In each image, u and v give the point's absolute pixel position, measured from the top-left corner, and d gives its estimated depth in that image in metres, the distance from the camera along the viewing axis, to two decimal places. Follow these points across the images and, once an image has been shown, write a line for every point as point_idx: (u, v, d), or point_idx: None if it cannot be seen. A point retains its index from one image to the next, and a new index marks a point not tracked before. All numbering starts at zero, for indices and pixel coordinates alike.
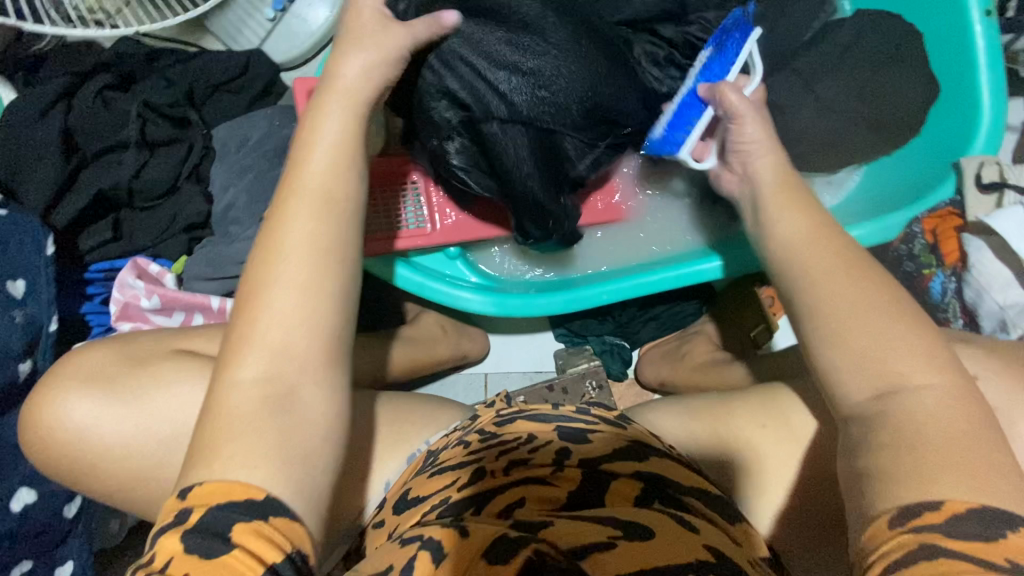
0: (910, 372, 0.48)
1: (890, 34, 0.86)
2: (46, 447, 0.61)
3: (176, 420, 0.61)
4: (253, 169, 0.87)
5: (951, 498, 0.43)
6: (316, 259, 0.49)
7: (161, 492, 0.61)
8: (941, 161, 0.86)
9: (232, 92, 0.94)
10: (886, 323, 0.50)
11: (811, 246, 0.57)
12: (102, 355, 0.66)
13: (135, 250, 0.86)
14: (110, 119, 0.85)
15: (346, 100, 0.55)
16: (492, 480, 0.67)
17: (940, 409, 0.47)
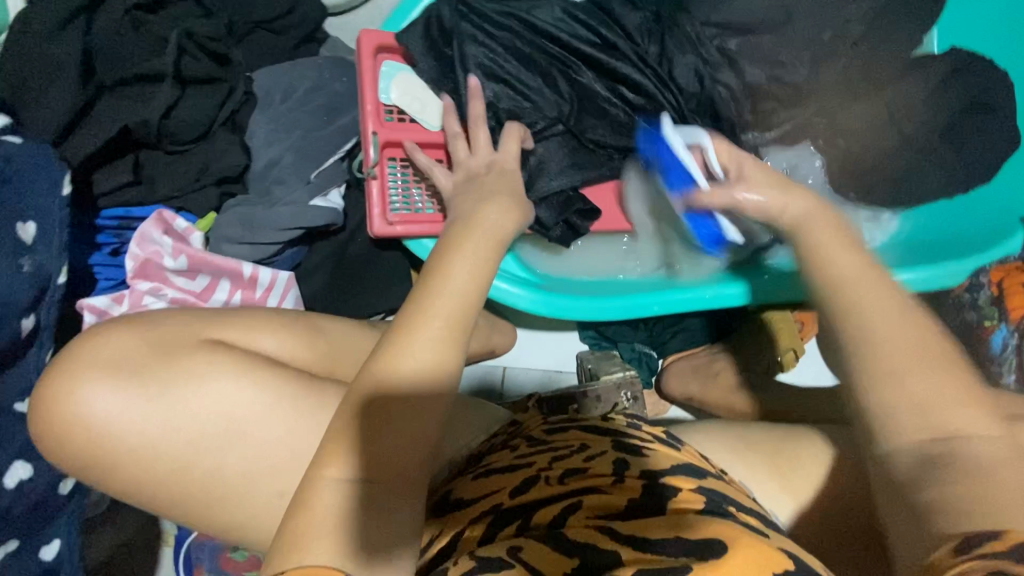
0: (958, 417, 0.44)
1: (985, 77, 0.84)
2: (59, 436, 0.52)
3: (219, 408, 0.55)
4: (299, 126, 0.79)
5: (1014, 529, 0.38)
6: (423, 371, 0.49)
7: (197, 488, 0.54)
8: (1008, 215, 0.86)
9: (275, 32, 0.83)
10: (947, 383, 0.45)
11: (864, 293, 0.49)
12: (130, 338, 0.56)
13: (156, 201, 0.76)
14: (138, 45, 0.73)
15: (486, 235, 0.60)
16: (545, 488, 0.57)
17: (995, 456, 0.43)
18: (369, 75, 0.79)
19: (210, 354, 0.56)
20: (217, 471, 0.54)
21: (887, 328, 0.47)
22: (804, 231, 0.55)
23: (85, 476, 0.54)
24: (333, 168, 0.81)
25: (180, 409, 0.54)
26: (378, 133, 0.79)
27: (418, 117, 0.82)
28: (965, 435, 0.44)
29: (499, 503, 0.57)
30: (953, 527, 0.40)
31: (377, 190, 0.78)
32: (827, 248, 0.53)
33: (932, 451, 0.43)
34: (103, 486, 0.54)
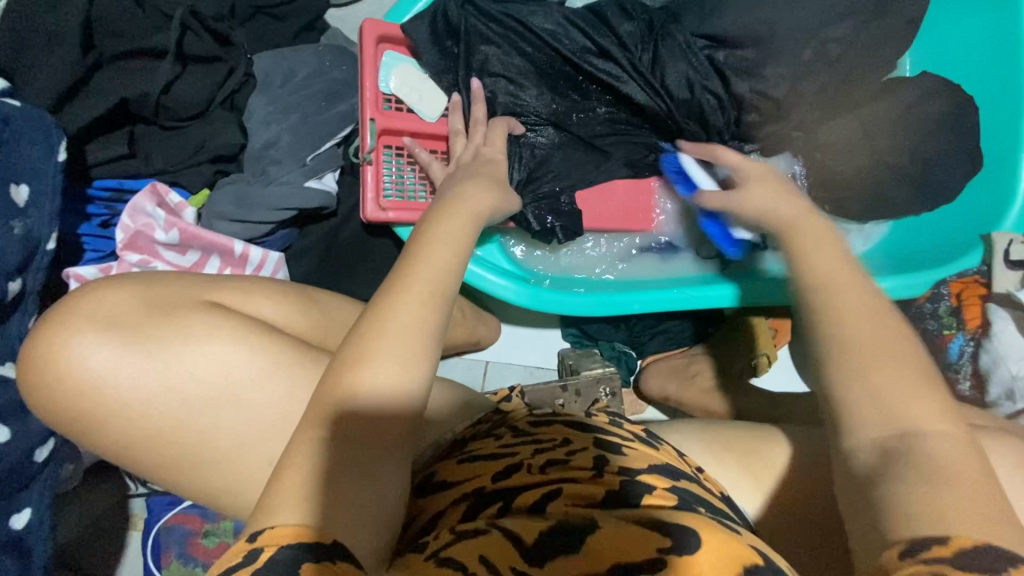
0: (921, 417, 0.46)
1: (953, 102, 0.89)
2: (48, 394, 0.53)
3: (206, 375, 0.55)
4: (298, 109, 0.80)
5: (959, 533, 0.39)
6: (408, 333, 0.50)
7: (184, 453, 0.55)
8: (970, 231, 0.90)
9: (277, 18, 0.85)
10: (914, 382, 0.47)
11: (844, 302, 0.51)
12: (121, 300, 0.56)
13: (150, 174, 0.77)
14: (142, 20, 0.74)
15: (474, 218, 0.63)
16: (527, 476, 0.59)
17: (947, 459, 0.44)
18: (369, 64, 0.80)
19: (201, 319, 0.57)
20: (204, 437, 0.55)
21: (851, 329, 0.49)
22: (799, 230, 0.60)
23: (72, 436, 0.55)
24: (329, 153, 0.82)
25: (169, 376, 0.54)
26: (376, 120, 0.80)
27: (415, 107, 0.85)
28: (923, 432, 0.45)
29: (482, 486, 0.58)
30: (911, 529, 0.41)
31: (371, 175, 0.80)
32: (813, 247, 0.57)
33: (891, 447, 0.45)
34: (90, 447, 0.55)
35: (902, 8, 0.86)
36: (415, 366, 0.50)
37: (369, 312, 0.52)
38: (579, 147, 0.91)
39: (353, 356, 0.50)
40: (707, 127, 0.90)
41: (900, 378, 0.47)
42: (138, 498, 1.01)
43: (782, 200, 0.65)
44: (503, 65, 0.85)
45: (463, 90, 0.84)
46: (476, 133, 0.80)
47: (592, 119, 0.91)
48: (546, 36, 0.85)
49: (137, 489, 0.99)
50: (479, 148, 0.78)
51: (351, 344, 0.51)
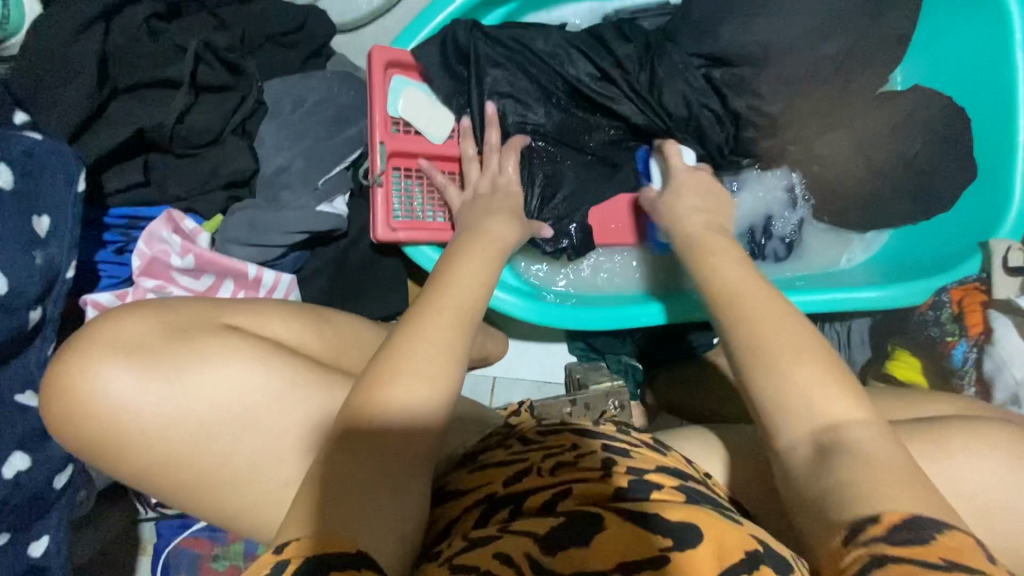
0: (839, 409, 0.50)
1: (947, 113, 0.91)
2: (71, 422, 0.53)
3: (228, 399, 0.57)
4: (310, 134, 0.82)
5: (887, 511, 0.42)
6: (434, 349, 0.53)
7: (207, 474, 0.56)
8: (968, 238, 0.91)
9: (285, 46, 0.87)
10: (829, 379, 0.51)
11: (754, 306, 0.56)
12: (143, 324, 0.57)
13: (165, 201, 0.78)
14: (157, 53, 0.77)
15: (493, 244, 0.68)
16: (537, 479, 0.59)
17: (873, 444, 0.47)
18: (378, 89, 0.82)
19: (221, 341, 0.58)
20: (225, 458, 0.56)
21: (768, 330, 0.54)
22: (704, 244, 0.67)
23: (93, 460, 0.55)
24: (339, 176, 0.84)
25: (194, 398, 0.55)
26: (386, 143, 0.82)
27: (423, 129, 0.86)
28: (844, 422, 0.49)
29: (493, 492, 0.59)
30: (844, 513, 0.44)
31: (382, 198, 0.82)
32: (716, 262, 0.63)
33: (823, 438, 0.49)
34: (112, 471, 0.56)
35: (894, 21, 0.88)
36: (440, 385, 0.52)
37: (394, 335, 0.55)
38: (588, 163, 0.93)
39: (379, 376, 0.52)
40: (710, 142, 0.92)
41: (827, 380, 0.51)
42: (147, 523, 1.01)
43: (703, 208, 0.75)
44: (510, 86, 0.87)
45: (469, 112, 0.87)
46: (489, 158, 0.83)
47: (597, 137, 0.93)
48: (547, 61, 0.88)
49: (147, 513, 1.00)
50: (496, 178, 0.81)
51: (376, 366, 0.53)
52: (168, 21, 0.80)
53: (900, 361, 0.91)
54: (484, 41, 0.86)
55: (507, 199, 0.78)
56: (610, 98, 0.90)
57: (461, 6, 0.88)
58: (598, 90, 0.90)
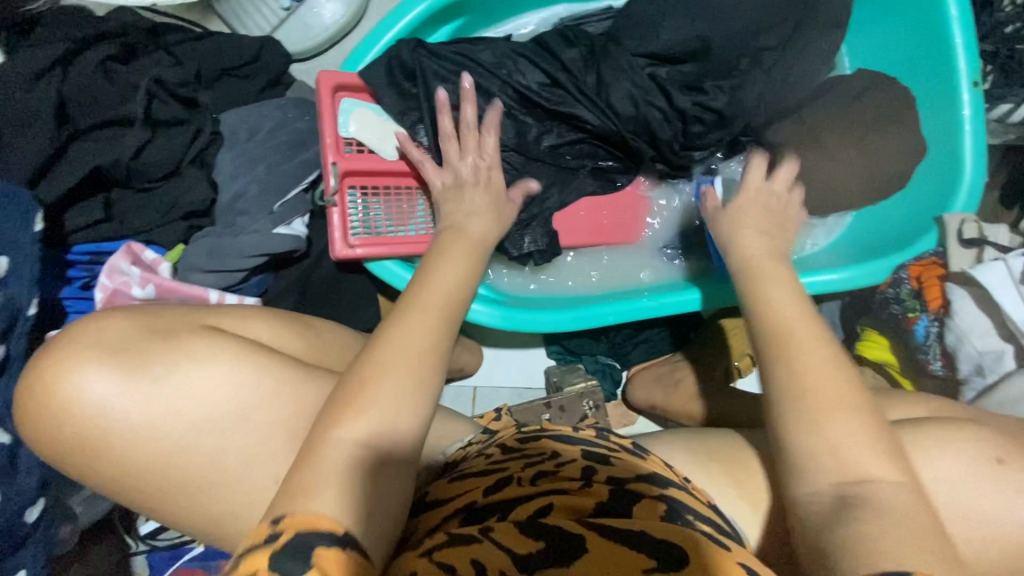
0: (875, 470, 0.49)
1: (891, 94, 0.92)
2: (53, 422, 0.55)
3: (207, 405, 0.58)
4: (264, 160, 0.84)
5: (919, 571, 0.42)
6: (410, 370, 0.55)
7: (171, 480, 0.58)
8: (926, 214, 0.92)
9: (241, 78, 0.91)
10: (870, 440, 0.51)
11: (804, 342, 0.56)
12: (124, 325, 0.61)
13: (127, 235, 0.80)
14: (111, 93, 0.80)
15: (468, 255, 0.71)
16: (518, 488, 0.61)
17: (903, 507, 0.47)
18: (327, 111, 0.84)
19: (192, 346, 0.60)
20: (192, 464, 0.58)
21: (814, 378, 0.53)
22: (762, 266, 0.68)
23: (65, 465, 0.57)
24: (297, 199, 0.86)
25: (167, 406, 0.57)
26: (338, 163, 0.84)
27: (377, 148, 0.88)
28: (875, 478, 0.49)
29: (473, 500, 0.60)
30: (860, 566, 0.43)
31: (338, 217, 0.84)
32: (764, 286, 0.64)
33: (848, 492, 0.49)
34: (79, 475, 0.58)
35: (823, 13, 0.92)
36: (415, 404, 0.55)
37: (369, 348, 0.58)
38: (544, 169, 0.96)
39: (351, 395, 0.54)
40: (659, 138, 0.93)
41: (863, 432, 0.51)
42: (139, 558, 1.02)
43: (760, 239, 0.73)
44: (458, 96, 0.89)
45: (421, 127, 0.89)
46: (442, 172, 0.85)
47: (550, 142, 0.95)
48: (491, 73, 0.91)
49: (138, 547, 1.01)
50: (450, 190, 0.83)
51: (348, 386, 0.55)
52: (124, 63, 0.84)
53: (871, 344, 0.92)
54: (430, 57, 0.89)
55: (458, 211, 0.80)
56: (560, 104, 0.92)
57: (406, 26, 0.90)
58: (546, 97, 0.92)
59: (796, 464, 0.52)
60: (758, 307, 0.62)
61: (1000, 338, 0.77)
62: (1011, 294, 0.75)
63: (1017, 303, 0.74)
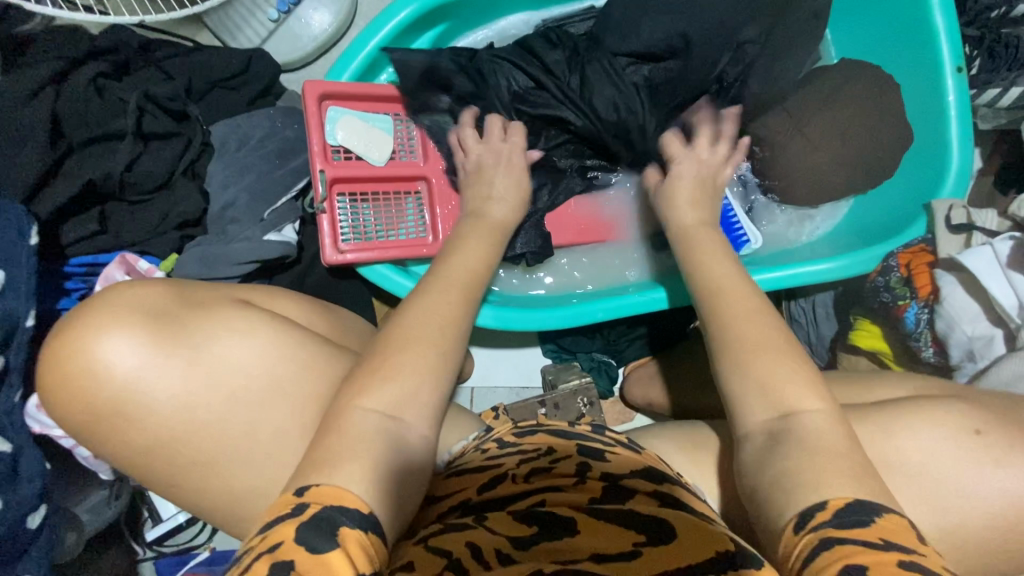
0: (799, 399, 0.53)
1: (874, 82, 0.92)
2: (80, 382, 0.59)
3: (228, 374, 0.63)
4: (254, 169, 0.86)
5: (836, 496, 0.45)
6: (428, 348, 0.60)
7: (193, 436, 0.62)
8: (915, 202, 0.92)
9: (230, 90, 0.93)
10: (789, 371, 0.54)
11: (733, 304, 0.61)
12: (155, 293, 0.66)
13: (122, 246, 0.82)
14: (104, 108, 0.82)
15: (489, 237, 0.78)
16: (512, 485, 0.62)
17: (827, 430, 0.51)
18: (314, 120, 0.85)
19: (227, 315, 0.67)
20: (215, 422, 0.62)
21: (745, 332, 0.58)
22: (695, 238, 0.74)
23: (88, 419, 0.61)
24: (287, 207, 0.87)
25: (200, 366, 0.62)
26: (326, 171, 0.85)
27: (364, 154, 0.89)
28: (803, 412, 0.52)
29: (467, 498, 0.62)
30: (788, 504, 0.47)
31: (327, 223, 0.85)
32: (703, 260, 0.70)
33: (775, 428, 0.52)
34: (101, 432, 0.61)
35: (803, 5, 0.92)
36: (427, 381, 0.58)
37: (389, 330, 0.62)
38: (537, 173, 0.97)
39: (369, 374, 0.57)
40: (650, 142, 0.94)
41: (793, 373, 0.54)
42: (147, 563, 1.04)
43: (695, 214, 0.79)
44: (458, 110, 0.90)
45: None
46: None
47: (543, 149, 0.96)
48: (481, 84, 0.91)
49: (145, 553, 1.03)
50: None
51: (357, 375, 0.58)
52: (116, 79, 0.86)
53: (864, 332, 0.91)
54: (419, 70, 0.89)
55: None
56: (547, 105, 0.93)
57: (390, 32, 0.92)
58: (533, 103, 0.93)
59: (734, 409, 0.56)
60: (697, 275, 0.68)
61: (989, 323, 0.77)
62: (999, 279, 0.76)
63: (1005, 287, 0.75)
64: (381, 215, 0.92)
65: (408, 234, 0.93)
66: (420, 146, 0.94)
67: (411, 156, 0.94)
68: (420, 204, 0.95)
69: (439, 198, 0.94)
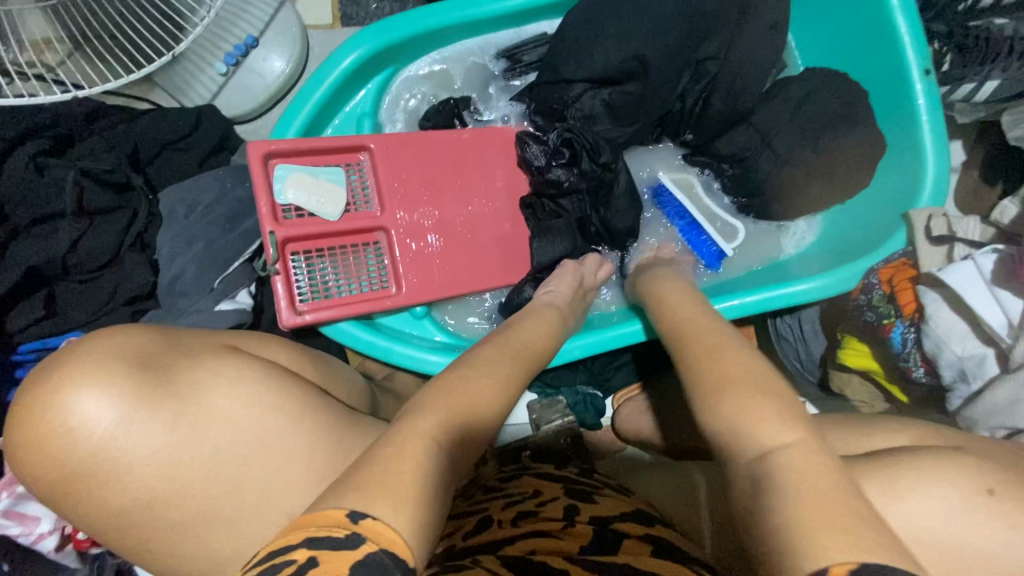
0: (769, 434, 0.46)
1: (838, 91, 0.88)
2: (46, 446, 0.52)
3: (219, 438, 0.56)
4: (202, 237, 0.83)
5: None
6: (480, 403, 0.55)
7: (172, 498, 0.54)
8: (894, 210, 0.87)
9: (180, 151, 0.90)
10: (765, 406, 0.48)
11: (703, 344, 0.57)
12: (141, 339, 0.59)
13: (70, 328, 0.79)
14: (42, 187, 0.80)
15: None
16: (499, 529, 0.59)
17: (804, 466, 0.44)
18: (260, 181, 0.82)
19: (221, 366, 0.60)
20: (198, 480, 0.55)
21: (717, 364, 0.53)
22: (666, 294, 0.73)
23: (58, 481, 0.52)
24: (239, 271, 0.84)
25: (187, 421, 0.55)
26: (276, 232, 0.83)
27: (317, 210, 0.86)
28: (779, 449, 0.45)
29: (452, 545, 0.59)
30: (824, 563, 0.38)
31: (281, 286, 0.83)
32: (668, 305, 0.71)
33: (758, 469, 0.45)
34: (68, 496, 0.53)
35: (761, 15, 0.89)
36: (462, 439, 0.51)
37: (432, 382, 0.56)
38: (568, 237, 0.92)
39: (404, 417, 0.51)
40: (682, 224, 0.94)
41: (770, 406, 0.48)
42: None
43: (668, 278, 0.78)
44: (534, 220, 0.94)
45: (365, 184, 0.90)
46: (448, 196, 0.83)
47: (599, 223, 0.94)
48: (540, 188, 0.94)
49: None
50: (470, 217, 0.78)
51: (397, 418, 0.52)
52: (58, 155, 0.83)
53: (850, 351, 0.86)
54: (434, 156, 0.92)
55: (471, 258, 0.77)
56: (528, 151, 0.93)
57: (335, 84, 0.89)
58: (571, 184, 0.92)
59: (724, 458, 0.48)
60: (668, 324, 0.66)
61: (979, 341, 0.72)
62: (985, 297, 0.71)
63: (993, 306, 0.71)
64: (341, 268, 0.89)
65: (371, 286, 0.90)
66: (375, 193, 0.90)
67: (367, 206, 0.90)
68: (381, 253, 0.90)
69: (399, 246, 0.90)
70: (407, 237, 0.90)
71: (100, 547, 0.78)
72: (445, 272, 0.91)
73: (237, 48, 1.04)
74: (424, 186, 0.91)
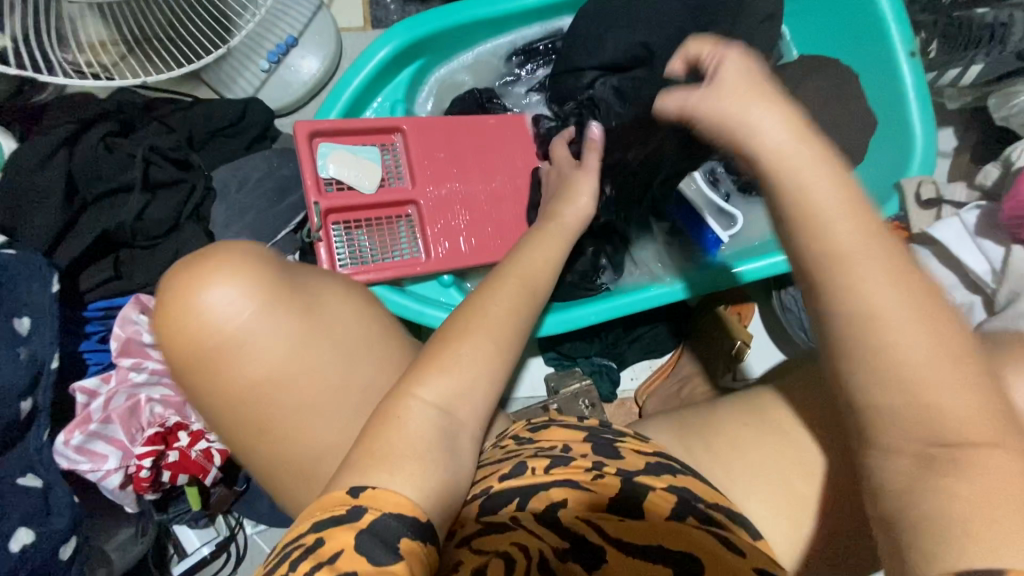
0: (967, 432, 0.44)
1: (830, 75, 0.96)
2: (190, 331, 0.58)
3: (335, 341, 0.62)
4: (253, 208, 0.92)
5: None
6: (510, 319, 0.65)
7: (283, 390, 0.60)
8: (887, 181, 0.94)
9: (229, 136, 0.98)
10: (958, 391, 0.44)
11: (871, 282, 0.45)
12: (260, 249, 0.64)
13: (135, 288, 0.88)
14: (112, 162, 0.89)
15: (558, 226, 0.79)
16: (531, 479, 0.61)
17: (1001, 470, 0.42)
18: (305, 156, 0.91)
19: (334, 285, 0.66)
20: (313, 377, 0.61)
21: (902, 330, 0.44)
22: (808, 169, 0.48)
23: (194, 361, 0.59)
24: (286, 239, 0.94)
25: (311, 323, 0.61)
26: (320, 203, 0.91)
27: (356, 184, 0.94)
28: (969, 443, 0.44)
29: (488, 489, 0.61)
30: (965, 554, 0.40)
31: (325, 251, 0.91)
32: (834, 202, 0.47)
33: (935, 455, 0.44)
34: (197, 379, 0.60)
35: (759, 7, 0.97)
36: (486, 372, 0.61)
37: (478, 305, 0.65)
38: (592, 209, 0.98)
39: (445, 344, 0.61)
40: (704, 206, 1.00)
41: (969, 390, 0.44)
42: None
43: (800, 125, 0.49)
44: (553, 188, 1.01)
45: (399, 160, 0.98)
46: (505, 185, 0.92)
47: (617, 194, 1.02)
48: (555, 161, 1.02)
49: None
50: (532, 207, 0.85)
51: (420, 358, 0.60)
52: (124, 136, 0.92)
53: None
54: (462, 136, 1.00)
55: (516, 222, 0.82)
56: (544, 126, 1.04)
57: (371, 73, 0.98)
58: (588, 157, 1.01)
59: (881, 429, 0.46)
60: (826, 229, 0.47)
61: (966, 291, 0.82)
62: (971, 249, 0.81)
63: (979, 257, 0.81)
64: (377, 238, 0.97)
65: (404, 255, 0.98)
66: (407, 170, 0.99)
67: (400, 181, 0.99)
68: (413, 226, 0.99)
69: (430, 220, 0.98)
70: (437, 211, 0.98)
71: (153, 493, 0.84)
72: (472, 243, 0.99)
73: (278, 47, 1.14)
74: (452, 165, 1.00)
